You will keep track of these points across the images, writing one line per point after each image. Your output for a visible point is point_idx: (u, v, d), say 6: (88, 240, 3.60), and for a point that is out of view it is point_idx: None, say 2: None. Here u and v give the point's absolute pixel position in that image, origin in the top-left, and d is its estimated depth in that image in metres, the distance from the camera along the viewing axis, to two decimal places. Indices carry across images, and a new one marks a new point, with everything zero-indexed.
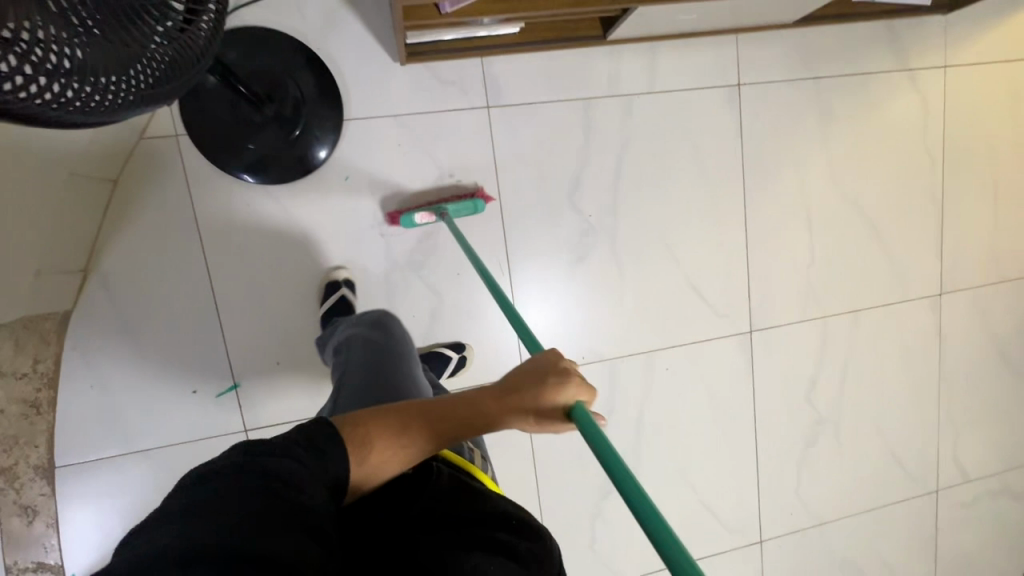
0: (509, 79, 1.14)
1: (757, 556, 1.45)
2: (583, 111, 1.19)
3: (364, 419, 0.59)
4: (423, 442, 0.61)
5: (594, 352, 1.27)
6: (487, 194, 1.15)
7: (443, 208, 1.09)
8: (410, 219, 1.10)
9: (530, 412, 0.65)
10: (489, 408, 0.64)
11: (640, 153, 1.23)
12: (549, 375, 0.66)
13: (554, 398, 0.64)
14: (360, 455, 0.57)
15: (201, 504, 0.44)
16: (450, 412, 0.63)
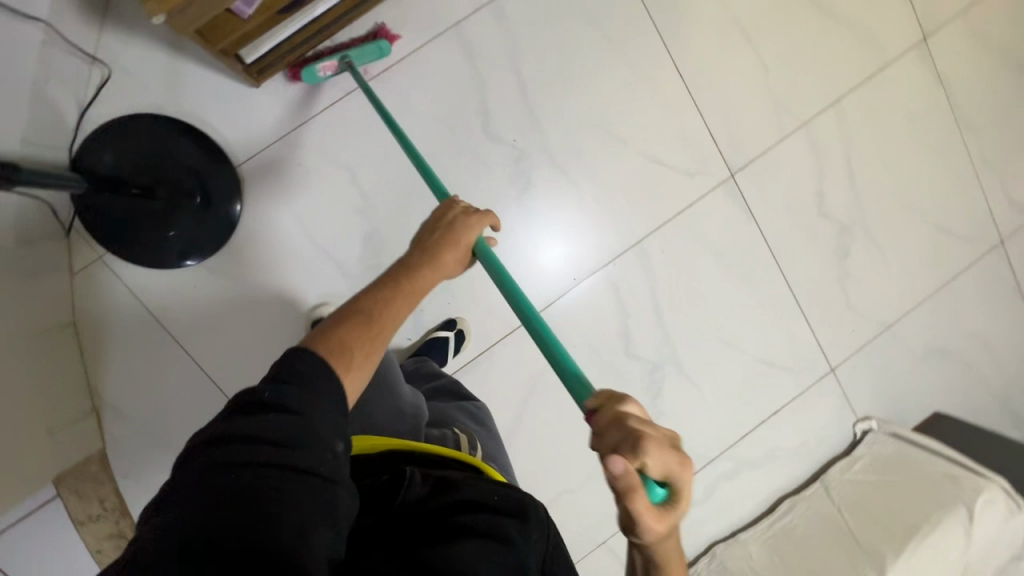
0: (369, 46, 1.07)
1: (835, 385, 1.39)
2: (457, 40, 1.10)
3: (331, 330, 0.57)
4: (388, 320, 0.62)
5: (584, 270, 1.22)
6: (388, 31, 1.05)
7: (344, 53, 0.99)
8: (312, 71, 1.00)
9: (451, 259, 0.73)
10: (425, 272, 0.69)
11: (536, 53, 1.13)
12: (445, 223, 0.75)
13: (465, 236, 0.75)
14: (345, 359, 0.55)
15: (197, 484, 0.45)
16: (396, 292, 0.65)
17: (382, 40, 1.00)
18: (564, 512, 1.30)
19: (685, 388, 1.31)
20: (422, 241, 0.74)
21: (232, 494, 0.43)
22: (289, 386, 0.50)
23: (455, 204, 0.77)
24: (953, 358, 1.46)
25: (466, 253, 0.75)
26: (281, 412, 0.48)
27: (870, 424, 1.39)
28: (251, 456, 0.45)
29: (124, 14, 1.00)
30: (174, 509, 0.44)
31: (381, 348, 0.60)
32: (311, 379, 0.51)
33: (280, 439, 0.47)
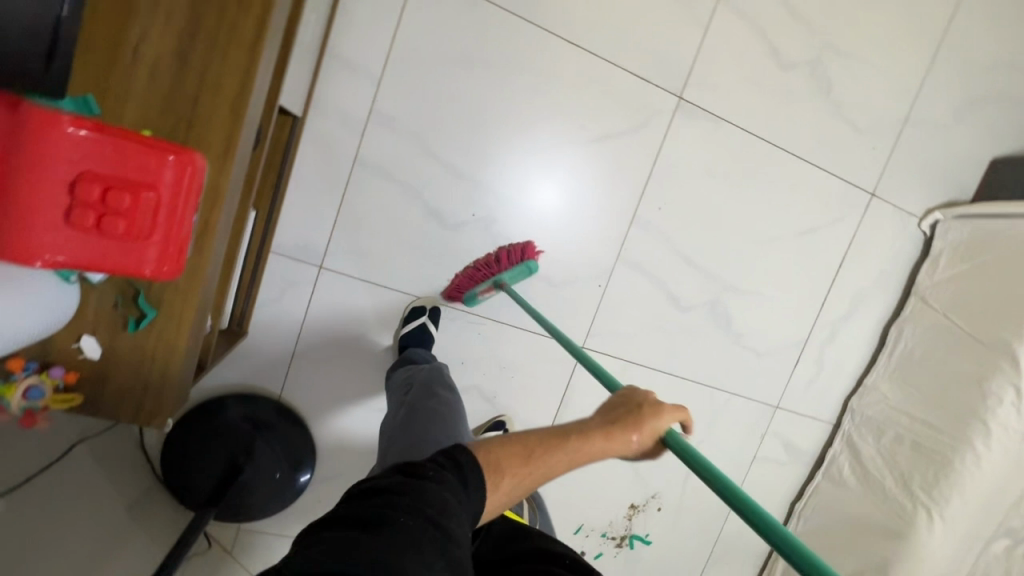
0: (303, 232, 1.04)
1: (882, 206, 1.35)
2: (367, 170, 1.05)
3: (495, 448, 0.60)
4: (545, 465, 0.62)
5: (603, 273, 1.22)
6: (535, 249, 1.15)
7: (500, 279, 1.10)
8: (473, 295, 1.11)
9: (634, 448, 0.65)
10: (602, 442, 0.63)
11: (442, 129, 1.07)
12: (647, 404, 0.67)
13: (655, 424, 0.66)
14: (493, 487, 0.58)
15: (350, 520, 0.48)
16: (565, 444, 0.63)
17: (528, 262, 1.13)
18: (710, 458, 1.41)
19: (749, 302, 1.33)
20: (611, 409, 0.68)
21: (392, 534, 0.46)
22: (446, 465, 0.55)
23: (650, 394, 0.69)
24: (983, 101, 1.36)
25: (652, 446, 0.66)
26: (433, 479, 0.53)
27: (935, 217, 1.38)
28: (407, 509, 0.48)
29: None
30: (336, 532, 0.47)
31: (526, 485, 0.61)
32: (462, 467, 0.56)
33: (431, 505, 0.50)
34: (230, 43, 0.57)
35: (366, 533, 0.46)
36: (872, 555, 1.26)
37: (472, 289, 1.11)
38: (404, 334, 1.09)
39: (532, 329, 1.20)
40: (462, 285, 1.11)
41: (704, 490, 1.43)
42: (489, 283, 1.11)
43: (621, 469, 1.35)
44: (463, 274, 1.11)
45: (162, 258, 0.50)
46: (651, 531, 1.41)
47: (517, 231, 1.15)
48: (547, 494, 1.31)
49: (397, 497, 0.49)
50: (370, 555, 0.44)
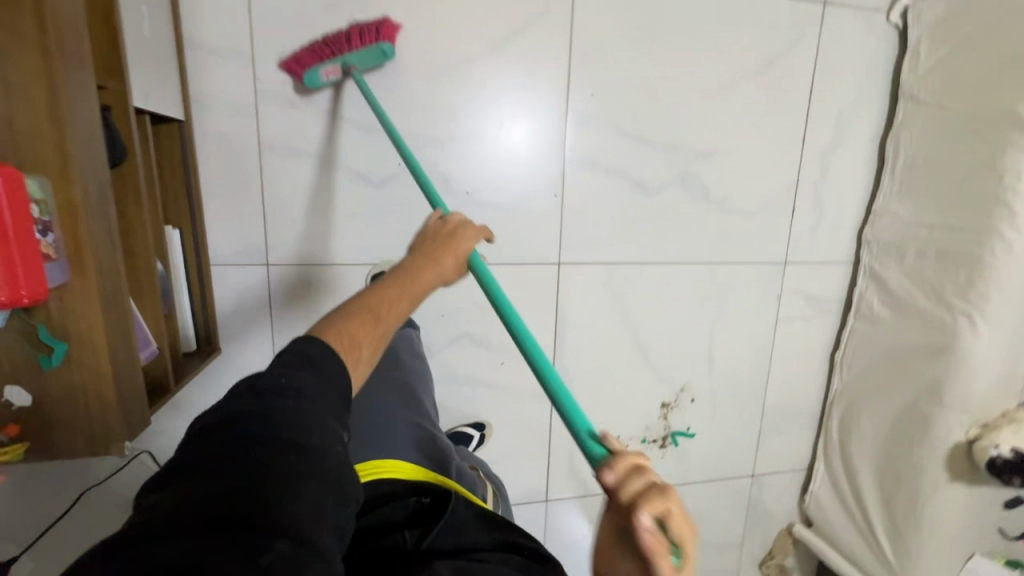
0: (237, 235, 1.02)
1: (838, 12, 1.21)
2: (275, 154, 1.00)
3: (341, 324, 0.61)
4: (393, 319, 0.66)
5: (555, 181, 1.15)
6: (393, 27, 0.97)
7: (349, 62, 0.96)
8: (314, 74, 0.95)
9: (449, 272, 0.75)
10: (429, 275, 0.72)
11: (335, 85, 1.00)
12: (452, 229, 0.78)
13: (463, 245, 0.77)
14: (354, 356, 0.60)
15: (202, 459, 0.43)
16: (399, 296, 0.67)
17: (382, 43, 0.96)
18: (731, 336, 1.35)
19: (721, 163, 1.24)
20: (421, 248, 0.76)
21: (253, 464, 0.42)
22: (300, 377, 0.52)
23: (456, 216, 0.81)
24: None
25: (464, 265, 0.77)
26: (287, 398, 0.49)
27: (904, 4, 1.22)
28: (266, 435, 0.45)
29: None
30: (188, 483, 0.40)
31: (382, 343, 0.64)
32: (320, 365, 0.54)
33: (295, 427, 0.47)
34: (17, 48, 0.54)
35: (220, 472, 0.41)
36: (925, 378, 1.18)
37: (315, 66, 0.95)
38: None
39: (500, 259, 1.15)
40: (304, 58, 0.95)
41: (733, 368, 1.37)
42: (335, 62, 0.96)
43: (641, 372, 1.30)
44: (308, 48, 0.95)
45: (14, 284, 0.53)
46: (691, 424, 1.37)
47: (494, 170, 1.12)
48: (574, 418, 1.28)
49: (252, 423, 0.46)
50: (227, 490, 0.40)
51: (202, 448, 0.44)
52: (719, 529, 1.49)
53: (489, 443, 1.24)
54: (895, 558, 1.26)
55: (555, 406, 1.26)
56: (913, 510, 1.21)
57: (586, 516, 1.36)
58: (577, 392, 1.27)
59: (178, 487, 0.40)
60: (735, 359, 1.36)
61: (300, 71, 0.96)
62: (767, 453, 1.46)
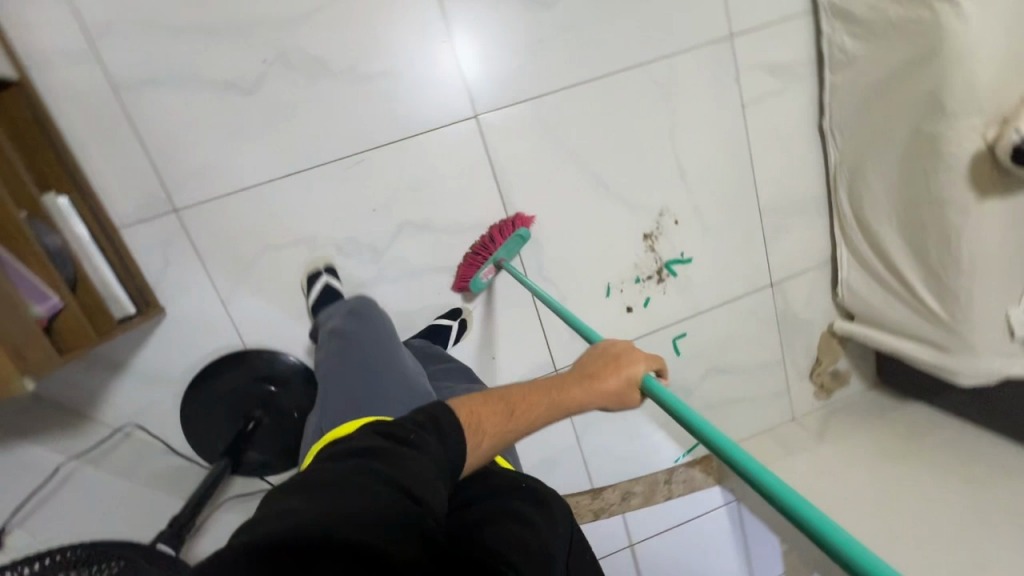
0: (133, 189, 0.97)
1: None
2: (133, 92, 0.94)
3: (477, 403, 0.64)
4: (526, 419, 0.65)
5: (438, 26, 1.04)
6: (526, 217, 1.13)
7: (502, 260, 1.12)
8: (478, 281, 1.12)
9: (608, 398, 0.66)
10: (577, 391, 0.66)
11: None
12: (623, 351, 0.69)
13: (634, 371, 0.67)
14: (476, 440, 0.60)
15: (324, 480, 0.47)
16: (545, 401, 0.66)
17: (520, 229, 1.12)
18: (694, 139, 1.21)
19: None
20: (591, 361, 0.69)
21: (362, 500, 0.45)
22: (419, 430, 0.56)
23: (618, 343, 0.71)
24: None
25: (630, 396, 0.67)
26: (406, 447, 0.53)
27: None
28: (385, 478, 0.49)
29: (65, 376, 1.00)
30: (307, 499, 0.45)
31: (506, 440, 0.64)
32: (439, 429, 0.57)
33: (406, 475, 0.50)
34: None
35: (336, 497, 0.45)
36: (920, 96, 1.02)
37: (477, 276, 1.12)
38: (312, 301, 1.03)
39: (413, 132, 1.06)
40: (467, 274, 1.12)
41: (710, 174, 1.24)
42: (491, 265, 1.12)
43: (609, 208, 1.20)
44: (464, 263, 1.12)
45: None
46: (683, 249, 1.26)
47: (373, 34, 1.01)
48: (554, 277, 1.20)
49: (374, 465, 0.49)
50: (341, 519, 0.43)
51: (335, 470, 0.49)
52: (753, 352, 1.39)
53: (473, 328, 1.18)
54: (945, 311, 1.11)
55: (530, 271, 1.18)
56: (949, 247, 1.06)
57: None
58: (548, 250, 1.18)
59: (302, 499, 0.45)
60: (707, 162, 1.23)
61: (468, 284, 1.12)
62: (780, 256, 1.34)
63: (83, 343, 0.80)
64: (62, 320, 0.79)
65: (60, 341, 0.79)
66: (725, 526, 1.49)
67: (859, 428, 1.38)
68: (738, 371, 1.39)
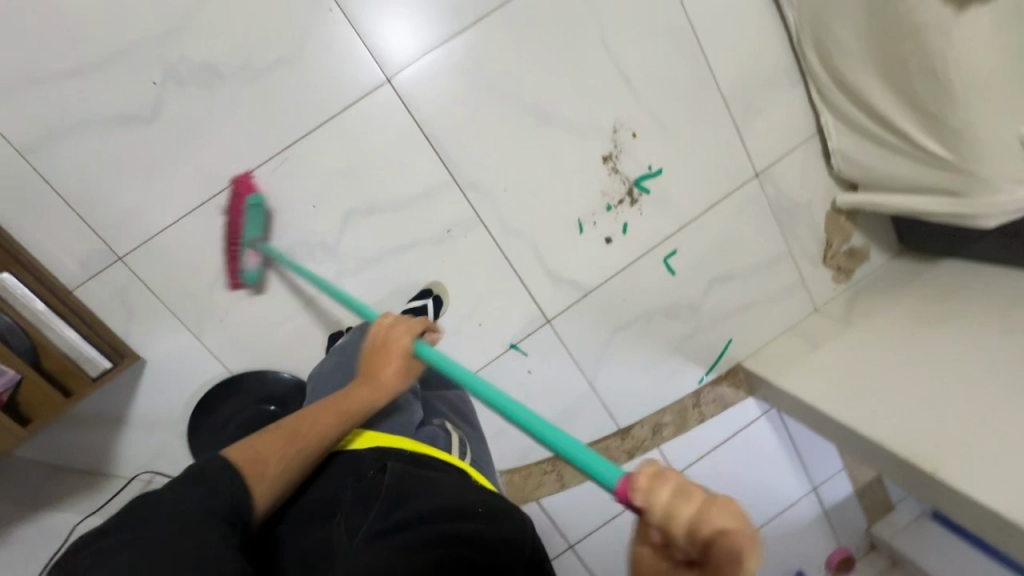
0: (73, 247, 0.97)
1: None
2: (39, 151, 0.92)
3: (253, 441, 0.62)
4: (318, 431, 0.65)
5: None
6: (242, 179, 0.99)
7: (254, 243, 1.00)
8: (249, 274, 1.01)
9: (386, 381, 0.71)
10: (363, 392, 0.69)
11: (32, 44, 0.88)
12: (388, 330, 0.74)
13: (399, 344, 0.72)
14: (261, 474, 0.60)
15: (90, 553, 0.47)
16: (329, 408, 0.67)
17: (252, 198, 0.98)
18: (631, 40, 1.10)
19: None
20: (366, 354, 0.73)
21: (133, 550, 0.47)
22: (181, 486, 0.54)
23: (385, 319, 0.76)
24: None
25: (404, 368, 0.73)
26: (166, 505, 0.51)
27: None
28: (152, 520, 0.50)
29: (68, 440, 1.02)
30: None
31: (298, 461, 0.63)
32: (210, 481, 0.55)
33: (166, 527, 0.49)
34: None
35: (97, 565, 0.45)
36: None
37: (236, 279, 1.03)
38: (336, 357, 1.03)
39: (329, 115, 1.01)
40: (233, 269, 1.02)
41: (659, 73, 1.13)
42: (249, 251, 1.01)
43: (558, 140, 1.11)
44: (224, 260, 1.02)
45: None
46: (650, 161, 1.17)
47: (256, 22, 0.95)
48: (519, 227, 1.14)
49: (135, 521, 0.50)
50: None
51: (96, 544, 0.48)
52: (755, 250, 1.29)
53: (451, 299, 1.14)
54: (949, 152, 0.99)
55: (492, 227, 1.12)
56: (936, 78, 0.93)
57: (601, 315, 1.23)
58: (505, 201, 1.12)
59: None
60: (652, 61, 1.12)
61: (241, 281, 1.02)
62: (759, 141, 1.22)
63: (51, 408, 0.83)
64: (24, 394, 0.81)
65: (28, 409, 0.82)
66: (770, 435, 1.43)
67: (888, 301, 1.27)
68: (744, 275, 1.30)
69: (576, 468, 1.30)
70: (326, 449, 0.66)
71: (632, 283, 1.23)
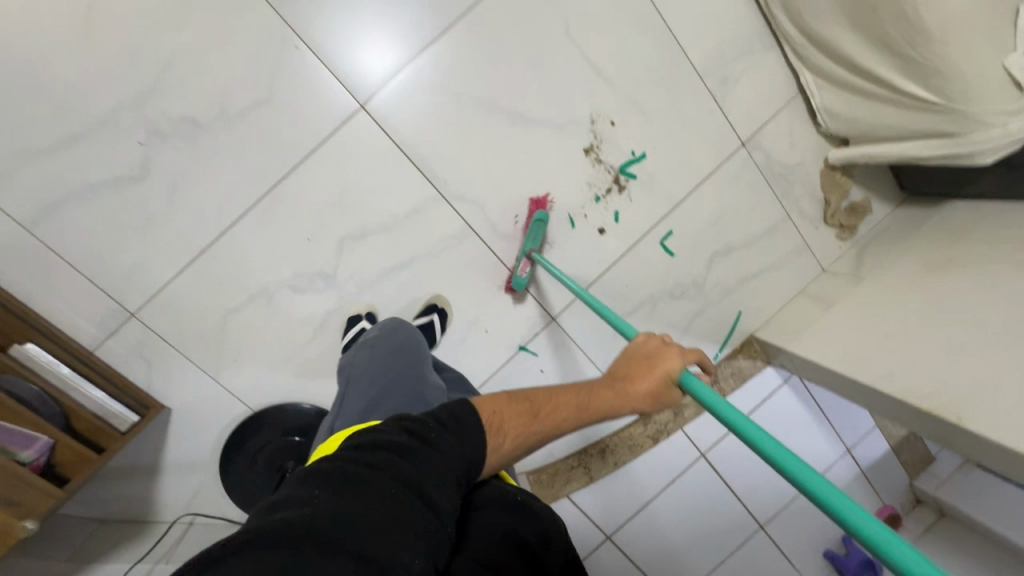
0: (87, 311, 1.01)
1: None
2: (42, 224, 0.96)
3: (502, 403, 0.61)
4: (556, 419, 0.63)
5: (284, 34, 0.98)
6: (540, 199, 1.14)
7: (530, 253, 1.09)
8: (518, 279, 1.11)
9: (641, 398, 0.64)
10: (608, 394, 0.65)
11: (21, 124, 0.93)
12: (660, 347, 0.67)
13: (668, 366, 0.65)
14: (499, 441, 0.58)
15: (333, 475, 0.46)
16: (575, 399, 0.64)
17: (537, 213, 1.12)
18: (596, 30, 1.10)
19: None
20: (627, 362, 0.68)
21: (371, 491, 0.45)
22: (441, 434, 0.53)
23: (652, 337, 0.69)
24: None
25: (664, 392, 0.65)
26: (425, 448, 0.51)
27: None
28: (389, 461, 0.48)
29: (110, 492, 1.07)
30: (320, 498, 0.44)
31: (531, 443, 0.61)
32: (435, 437, 0.53)
33: (418, 482, 0.48)
34: None
35: (332, 494, 0.44)
36: None
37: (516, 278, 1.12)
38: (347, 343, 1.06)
39: (309, 150, 1.03)
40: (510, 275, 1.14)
41: (628, 59, 1.13)
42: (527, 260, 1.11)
43: (537, 140, 1.12)
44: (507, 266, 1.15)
45: None
46: (632, 146, 1.17)
47: (226, 71, 0.97)
48: (510, 231, 1.14)
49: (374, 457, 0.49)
50: (352, 521, 0.42)
51: (338, 465, 0.47)
52: (752, 219, 1.27)
53: (453, 311, 1.16)
54: (932, 93, 0.96)
55: (484, 235, 1.13)
56: (908, 20, 0.91)
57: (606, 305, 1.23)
58: (493, 207, 1.13)
59: (310, 500, 0.44)
60: (619, 46, 1.12)
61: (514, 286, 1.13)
62: (741, 109, 1.21)
63: (89, 465, 0.87)
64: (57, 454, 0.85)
65: (69, 465, 0.85)
66: (795, 402, 1.41)
67: (896, 252, 1.24)
68: (745, 246, 1.29)
69: (601, 459, 1.32)
70: (559, 434, 0.64)
71: (632, 269, 1.23)
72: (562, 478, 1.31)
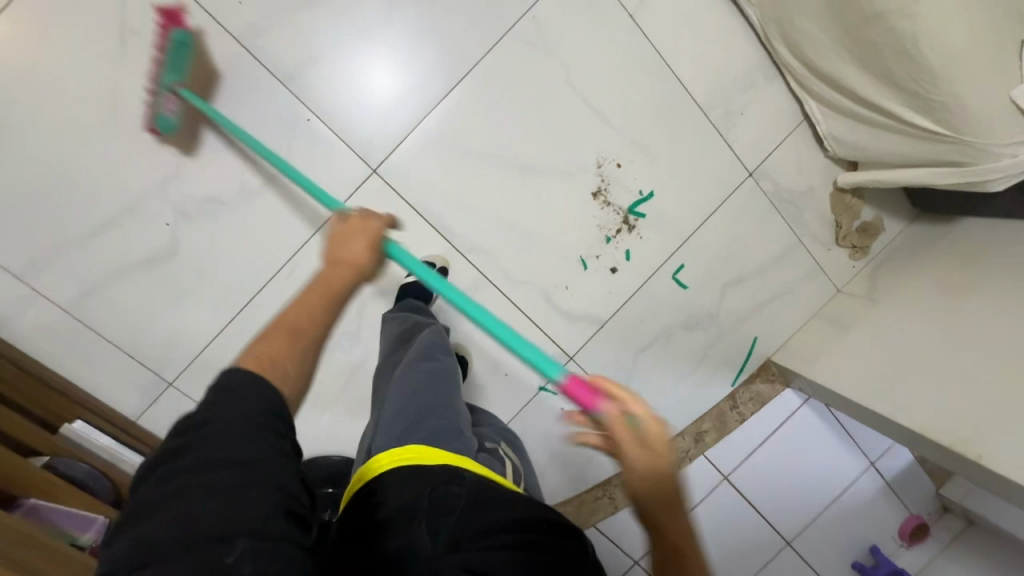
0: (130, 384, 1.06)
1: None
2: (82, 309, 1.02)
3: (257, 347, 0.60)
4: (315, 325, 0.66)
5: (295, 110, 1.02)
6: (172, 15, 0.90)
7: (177, 88, 0.92)
8: (165, 121, 0.93)
9: (370, 250, 0.78)
10: (341, 270, 0.74)
11: (58, 217, 0.98)
12: (355, 217, 0.82)
13: (371, 230, 0.81)
14: (277, 370, 0.59)
15: (149, 496, 0.47)
16: (319, 294, 0.69)
17: (173, 33, 0.89)
18: (597, 78, 1.12)
19: None
20: (338, 239, 0.80)
21: (185, 491, 0.46)
22: (217, 402, 0.53)
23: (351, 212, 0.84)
24: None
25: (376, 248, 0.80)
26: (213, 419, 0.51)
27: None
28: (194, 457, 0.48)
29: None
30: (145, 522, 0.46)
31: (308, 352, 0.63)
32: (227, 405, 0.52)
33: (228, 453, 0.48)
34: None
35: (156, 510, 0.46)
36: None
37: (162, 115, 0.93)
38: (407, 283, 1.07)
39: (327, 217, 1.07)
40: (152, 111, 0.94)
41: (630, 103, 1.14)
42: (163, 95, 0.93)
43: (545, 189, 1.14)
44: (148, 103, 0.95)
45: None
46: (639, 187, 1.18)
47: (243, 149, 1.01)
48: (525, 277, 1.17)
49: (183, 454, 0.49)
50: (181, 523, 0.45)
51: (155, 477, 0.48)
52: (764, 247, 1.28)
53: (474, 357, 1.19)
54: (938, 126, 0.96)
55: (500, 283, 1.16)
56: (911, 59, 0.91)
57: (622, 342, 1.25)
58: (507, 257, 1.15)
59: (143, 524, 0.46)
60: (621, 91, 1.13)
61: (156, 127, 0.95)
62: (746, 141, 1.21)
63: None
64: None
65: None
66: (816, 421, 1.42)
67: (911, 271, 1.25)
68: (758, 273, 1.30)
69: (625, 487, 1.33)
70: (328, 331, 0.67)
71: (645, 305, 1.24)
72: (587, 507, 1.32)
